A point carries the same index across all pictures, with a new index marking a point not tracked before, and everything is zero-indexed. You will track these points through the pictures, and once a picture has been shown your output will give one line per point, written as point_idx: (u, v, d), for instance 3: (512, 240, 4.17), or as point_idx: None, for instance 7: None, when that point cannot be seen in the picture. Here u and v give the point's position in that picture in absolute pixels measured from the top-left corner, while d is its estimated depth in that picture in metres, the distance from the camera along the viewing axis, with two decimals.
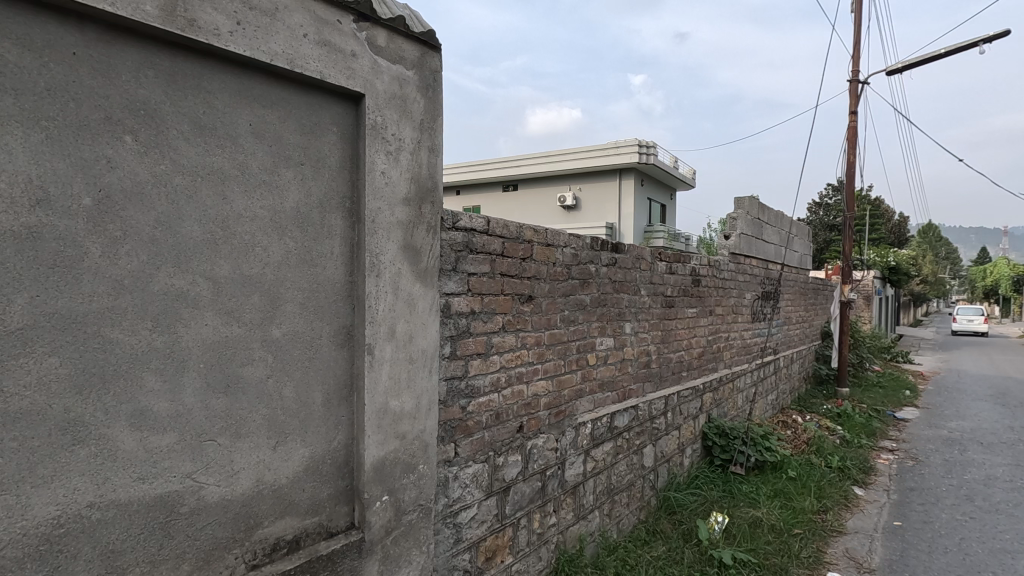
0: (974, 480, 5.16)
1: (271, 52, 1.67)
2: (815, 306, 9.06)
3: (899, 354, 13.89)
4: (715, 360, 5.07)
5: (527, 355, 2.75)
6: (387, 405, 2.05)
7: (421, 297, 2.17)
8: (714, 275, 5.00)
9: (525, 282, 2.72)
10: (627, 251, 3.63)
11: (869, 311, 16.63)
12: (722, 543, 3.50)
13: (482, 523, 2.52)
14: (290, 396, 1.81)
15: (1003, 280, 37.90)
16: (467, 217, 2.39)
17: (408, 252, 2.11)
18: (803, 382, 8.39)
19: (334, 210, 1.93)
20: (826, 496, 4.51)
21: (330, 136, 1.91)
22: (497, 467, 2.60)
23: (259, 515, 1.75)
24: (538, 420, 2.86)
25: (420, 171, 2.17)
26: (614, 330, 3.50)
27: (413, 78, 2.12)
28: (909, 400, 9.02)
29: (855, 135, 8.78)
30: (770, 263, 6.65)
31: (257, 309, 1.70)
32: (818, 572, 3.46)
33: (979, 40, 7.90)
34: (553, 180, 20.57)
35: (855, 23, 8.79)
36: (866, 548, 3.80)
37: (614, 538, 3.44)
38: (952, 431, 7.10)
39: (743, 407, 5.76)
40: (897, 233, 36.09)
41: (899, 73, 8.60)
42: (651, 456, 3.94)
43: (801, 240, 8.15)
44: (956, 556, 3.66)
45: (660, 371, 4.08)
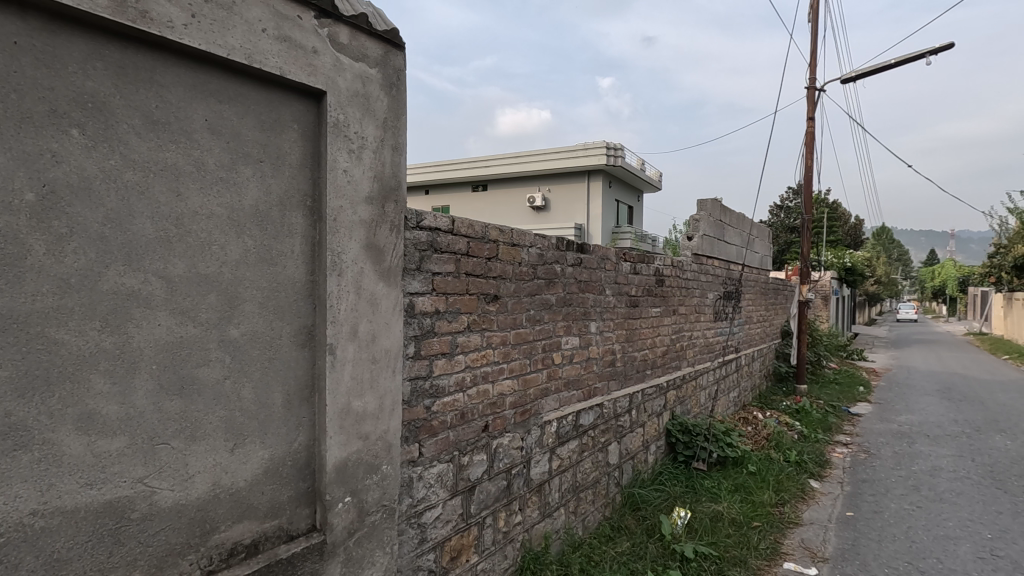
0: (921, 471, 5.41)
1: (228, 46, 1.63)
2: (775, 305, 9.34)
3: (854, 351, 14.42)
4: (678, 359, 5.17)
5: (492, 355, 2.76)
6: (349, 405, 2.03)
7: (384, 297, 2.15)
8: (678, 275, 5.11)
9: (490, 281, 2.73)
10: (592, 251, 3.68)
11: (827, 311, 17.21)
12: (685, 538, 3.58)
13: (447, 523, 2.52)
14: (249, 397, 1.78)
15: (953, 282, 39.79)
16: (431, 216, 2.39)
17: (370, 251, 2.09)
18: (764, 381, 8.63)
19: (295, 208, 1.90)
20: (784, 490, 4.66)
21: (290, 134, 1.88)
22: (462, 467, 2.60)
23: (216, 519, 1.71)
24: (503, 419, 2.87)
25: (384, 170, 2.15)
26: (579, 329, 3.54)
27: (376, 76, 2.10)
28: (862, 396, 9.39)
29: (811, 140, 9.10)
30: (731, 264, 6.83)
31: (213, 309, 1.66)
32: (774, 563, 3.58)
33: (926, 52, 8.30)
34: (522, 180, 20.63)
35: (812, 32, 9.11)
36: (821, 538, 3.94)
37: (579, 535, 3.48)
38: (902, 425, 7.42)
39: (706, 404, 5.89)
40: (853, 236, 37.43)
41: (853, 82, 8.95)
42: (616, 453, 4.00)
43: (761, 241, 8.39)
44: (903, 544, 3.83)
45: (625, 370, 4.15)
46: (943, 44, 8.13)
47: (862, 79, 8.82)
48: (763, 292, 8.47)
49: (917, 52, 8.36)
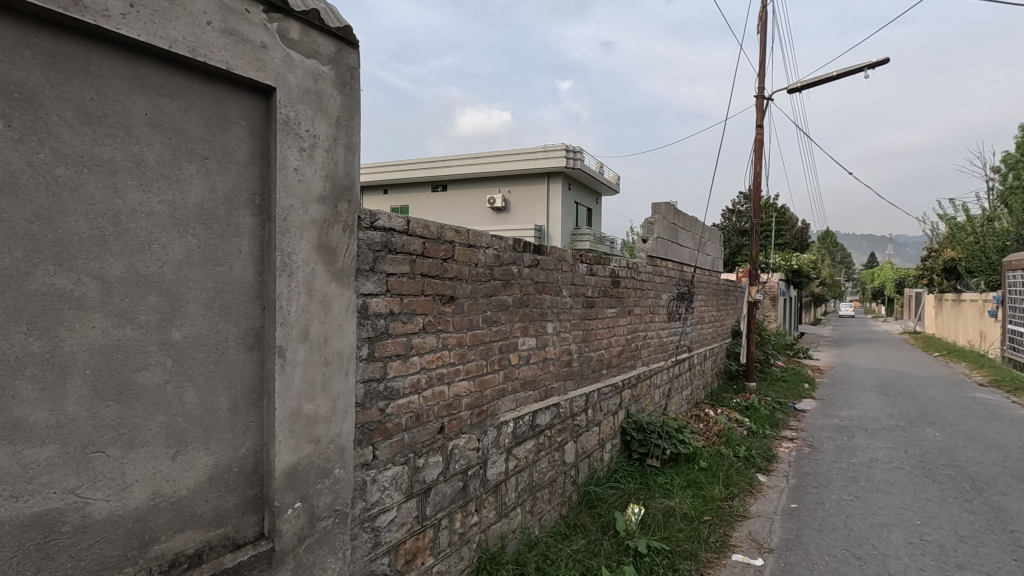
0: (860, 463, 5.70)
1: (170, 39, 1.58)
2: (726, 306, 9.65)
3: (800, 350, 15.04)
4: (633, 359, 5.28)
5: (447, 356, 2.76)
6: (299, 408, 1.99)
7: (337, 298, 2.12)
8: (633, 276, 5.22)
9: (446, 282, 2.72)
10: (549, 253, 3.72)
11: (775, 312, 17.91)
12: (638, 534, 3.66)
13: (401, 526, 2.49)
14: (192, 402, 1.72)
15: (891, 283, 42.08)
16: (386, 217, 2.36)
17: (322, 252, 2.05)
18: (715, 379, 8.90)
19: (242, 207, 1.85)
20: (733, 484, 4.83)
21: (237, 130, 1.83)
22: (417, 469, 2.58)
23: (156, 530, 1.65)
24: (459, 420, 2.86)
25: (337, 170, 2.12)
26: (536, 330, 3.57)
27: (329, 73, 2.07)
28: (807, 392, 9.83)
29: (760, 146, 9.45)
30: (684, 266, 7.03)
31: (154, 311, 1.60)
32: (723, 555, 3.71)
33: (863, 65, 8.77)
34: (482, 181, 20.60)
35: (760, 43, 9.48)
36: (767, 530, 4.10)
37: (536, 534, 3.51)
38: (843, 419, 7.79)
39: (660, 402, 6.03)
40: (800, 239, 39.09)
41: (798, 92, 9.36)
42: (572, 452, 4.05)
43: (713, 243, 8.66)
44: (842, 532, 4.03)
45: (581, 370, 4.21)
46: (878, 59, 8.64)
47: (806, 90, 9.24)
48: (715, 293, 8.74)
49: (856, 66, 8.83)
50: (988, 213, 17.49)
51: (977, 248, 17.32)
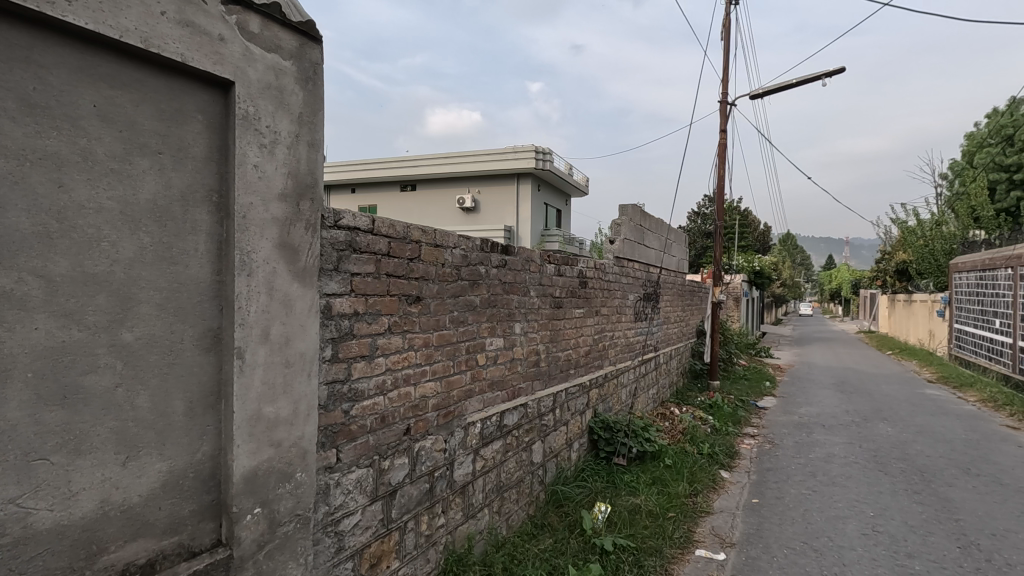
0: (818, 458, 5.90)
1: (121, 28, 1.52)
2: (691, 306, 9.86)
3: (762, 349, 15.47)
4: (601, 358, 5.34)
5: (414, 357, 2.73)
6: (259, 411, 1.94)
7: (299, 298, 2.07)
8: (600, 277, 5.28)
9: (412, 283, 2.70)
10: (517, 253, 3.72)
11: (738, 312, 18.37)
12: (604, 532, 3.70)
13: (366, 529, 2.46)
14: (145, 406, 1.65)
15: (847, 285, 43.69)
16: (350, 215, 2.32)
17: (284, 250, 2.01)
18: (681, 378, 9.08)
19: (199, 204, 1.79)
20: (698, 481, 4.93)
21: (193, 125, 1.77)
22: (382, 471, 2.55)
23: (105, 539, 1.58)
24: (425, 421, 2.84)
25: (299, 167, 2.07)
26: (503, 330, 3.57)
27: (291, 69, 2.02)
28: (768, 390, 10.11)
29: (724, 150, 9.69)
30: (651, 267, 7.14)
31: (103, 312, 1.53)
32: (687, 550, 3.78)
33: (821, 74, 9.09)
34: (452, 181, 20.51)
35: (724, 50, 9.72)
36: (729, 525, 4.20)
37: (503, 534, 3.51)
38: (802, 416, 8.04)
39: (627, 401, 6.11)
40: (762, 241, 40.20)
41: (760, 98, 9.64)
42: (540, 452, 4.06)
43: (678, 245, 8.83)
44: (800, 525, 4.16)
45: (548, 370, 4.23)
46: (835, 68, 8.98)
47: (767, 96, 9.52)
48: (680, 293, 8.91)
49: (814, 74, 9.15)
50: (936, 218, 18.34)
51: (927, 250, 18.14)
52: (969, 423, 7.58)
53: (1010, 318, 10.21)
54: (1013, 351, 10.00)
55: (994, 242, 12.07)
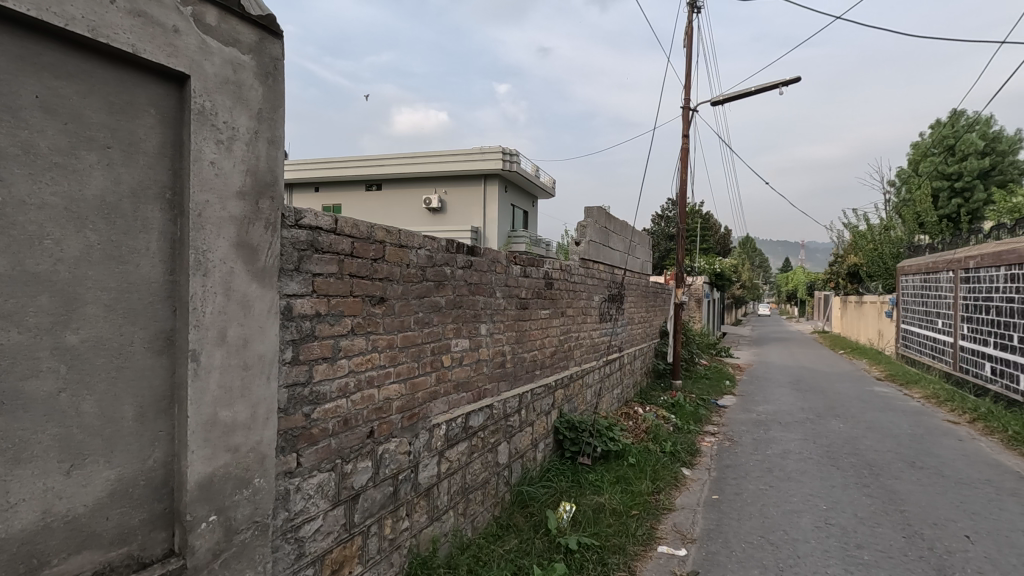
0: (774, 454, 6.10)
1: (67, 16, 1.45)
2: (654, 307, 10.04)
3: (722, 349, 15.88)
4: (566, 359, 5.38)
5: (377, 359, 2.70)
6: (215, 416, 1.87)
7: (258, 299, 2.01)
8: (566, 278, 5.32)
9: (376, 283, 2.67)
10: (483, 254, 3.72)
11: (700, 313, 18.81)
12: (569, 531, 3.73)
13: (327, 535, 2.41)
14: (91, 411, 1.58)
15: (802, 286, 45.32)
16: (312, 215, 2.28)
17: (242, 250, 1.95)
18: (645, 378, 9.24)
19: (151, 201, 1.72)
20: (660, 478, 5.02)
21: (146, 118, 1.71)
22: (345, 475, 2.50)
23: (47, 552, 1.50)
24: (389, 424, 2.81)
25: (259, 165, 2.02)
26: (469, 332, 3.56)
27: (250, 63, 1.96)
28: (728, 389, 10.39)
29: (686, 154, 9.91)
30: (615, 268, 7.24)
31: (45, 313, 1.46)
32: (649, 547, 3.85)
33: (779, 83, 9.41)
34: (418, 181, 20.34)
35: (687, 57, 9.95)
36: (690, 521, 4.30)
37: (468, 536, 3.50)
38: (760, 414, 8.29)
39: (592, 401, 6.18)
40: (723, 244, 41.31)
41: (721, 105, 9.90)
42: (505, 453, 4.06)
43: (642, 247, 8.98)
44: (758, 520, 4.29)
45: (514, 370, 4.24)
46: (791, 77, 9.31)
47: (728, 103, 9.79)
48: (644, 294, 9.07)
49: (772, 82, 9.46)
50: (884, 223, 19.22)
51: (876, 254, 18.97)
52: (914, 418, 7.96)
53: (951, 318, 10.79)
54: (953, 350, 10.57)
55: (937, 246, 12.73)
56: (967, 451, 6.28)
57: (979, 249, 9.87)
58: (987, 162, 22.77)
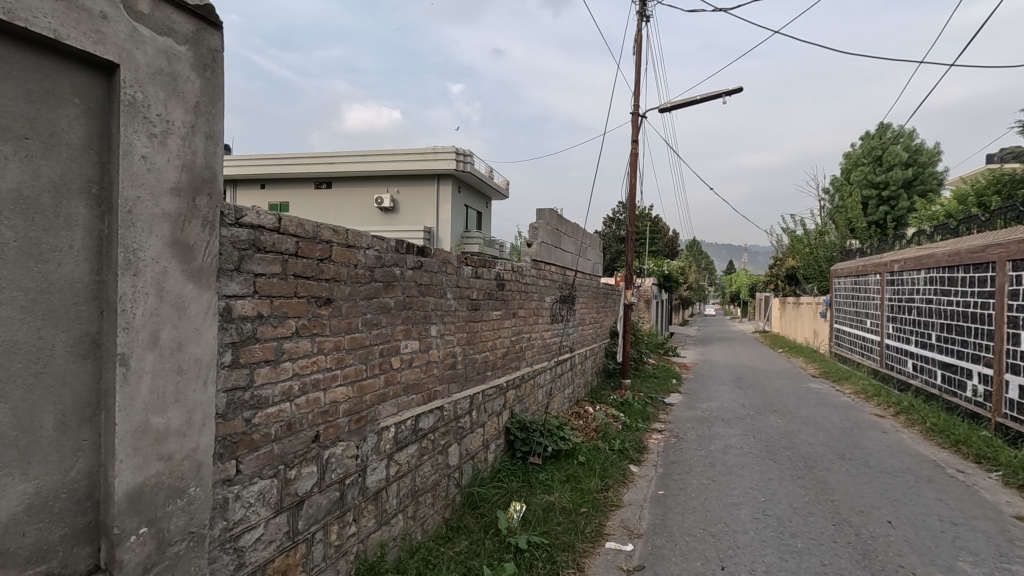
0: (717, 450, 6.34)
1: None
2: (605, 308, 10.24)
3: (670, 349, 16.36)
4: (517, 360, 5.41)
5: (323, 361, 2.64)
6: (146, 423, 1.78)
7: (194, 300, 1.93)
8: (517, 279, 5.35)
9: (322, 284, 2.60)
10: (433, 255, 3.70)
11: (648, 314, 19.30)
12: (519, 530, 3.76)
13: (269, 543, 2.33)
14: (5, 420, 1.48)
15: (744, 288, 47.35)
16: (253, 213, 2.20)
17: (176, 249, 1.86)
18: (595, 377, 9.40)
19: (75, 196, 1.63)
20: (609, 476, 5.13)
21: (69, 109, 1.61)
22: (288, 481, 2.43)
23: None
24: (336, 427, 2.75)
25: (195, 160, 1.93)
26: (419, 333, 3.53)
27: (186, 54, 1.88)
28: (674, 387, 10.70)
29: (635, 159, 10.16)
30: (567, 270, 7.35)
31: None
32: (598, 544, 3.93)
33: (722, 92, 9.79)
34: (369, 180, 19.97)
35: (636, 64, 10.20)
36: (637, 516, 4.41)
37: (417, 539, 3.46)
38: (704, 411, 8.59)
39: (543, 401, 6.24)
40: (671, 247, 42.57)
41: (668, 111, 10.20)
42: (456, 454, 4.05)
43: (593, 249, 9.14)
44: (701, 513, 4.45)
45: (465, 372, 4.23)
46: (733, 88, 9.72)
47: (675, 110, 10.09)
48: (594, 295, 9.23)
49: (716, 92, 9.84)
50: (819, 228, 20.31)
51: (812, 258, 20.02)
52: (844, 413, 8.45)
53: (878, 318, 11.52)
54: (880, 348, 11.28)
55: (866, 251, 13.57)
56: (891, 442, 6.71)
57: (902, 253, 10.58)
58: (910, 172, 24.44)
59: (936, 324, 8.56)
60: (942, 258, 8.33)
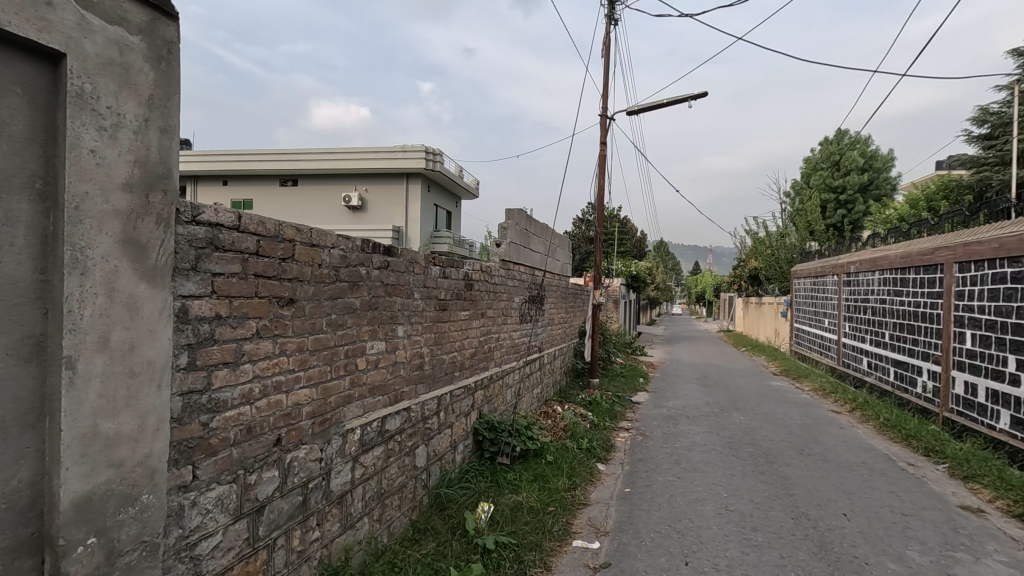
0: (682, 447, 6.46)
1: None
2: (573, 309, 10.32)
3: (637, 349, 16.61)
4: (486, 360, 5.41)
5: (286, 363, 2.58)
6: (95, 428, 1.70)
7: (148, 300, 1.86)
8: (486, 279, 5.35)
9: (284, 284, 2.55)
10: (400, 255, 3.66)
11: (617, 313, 19.53)
12: (487, 531, 3.75)
13: (228, 551, 2.27)
14: None
15: (710, 289, 48.37)
16: (211, 210, 2.14)
17: (128, 247, 1.79)
18: (564, 377, 9.45)
19: (16, 191, 1.56)
20: (576, 475, 5.17)
21: (11, 100, 1.54)
22: (248, 487, 2.37)
23: None
24: (299, 430, 2.69)
25: (149, 155, 1.86)
26: (385, 334, 3.49)
27: (139, 45, 1.81)
28: (641, 386, 10.86)
29: (604, 160, 10.28)
30: (536, 270, 7.38)
31: None
32: (565, 542, 3.95)
33: (688, 96, 9.99)
34: (336, 178, 19.65)
35: (605, 67, 10.33)
36: (604, 514, 4.46)
37: (382, 542, 3.42)
38: (670, 409, 8.75)
39: (511, 401, 6.25)
40: (638, 248, 43.23)
41: (636, 114, 10.35)
42: (423, 456, 4.01)
43: (562, 249, 9.20)
44: (666, 510, 4.53)
45: (432, 373, 4.20)
46: (699, 92, 9.92)
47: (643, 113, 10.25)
48: (563, 295, 9.30)
49: (682, 96, 10.03)
50: (780, 230, 20.92)
51: (773, 259, 20.61)
52: (804, 410, 8.73)
53: (836, 318, 11.92)
54: (837, 347, 11.69)
55: (824, 252, 14.04)
56: (847, 438, 6.96)
57: (858, 255, 10.98)
58: (866, 177, 25.40)
59: (890, 324, 8.92)
60: (895, 260, 8.69)
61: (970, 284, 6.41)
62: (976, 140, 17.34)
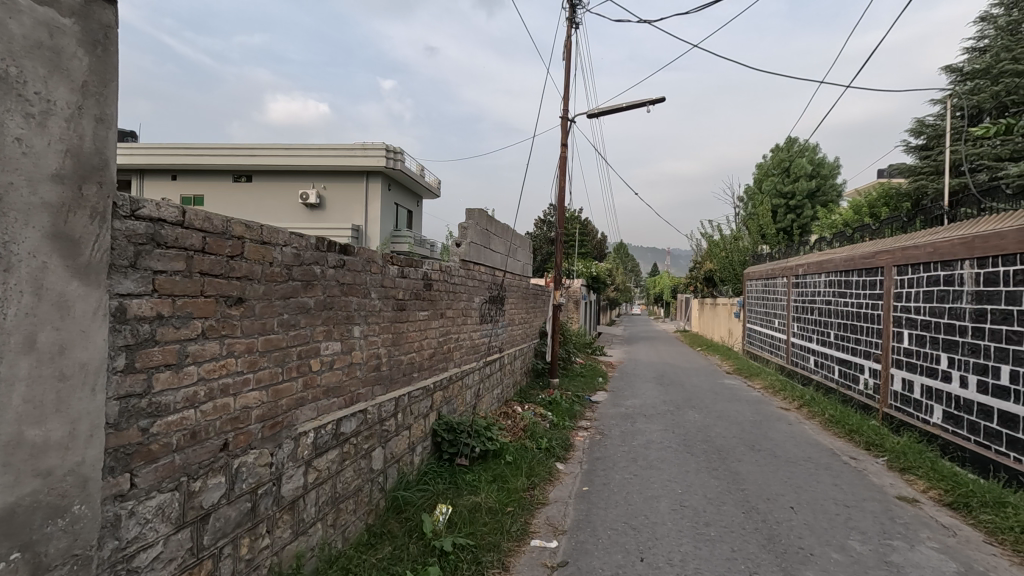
0: (639, 445, 6.57)
1: None
2: (534, 309, 10.35)
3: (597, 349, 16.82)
4: (445, 360, 5.36)
5: (234, 364, 2.49)
6: (20, 436, 1.59)
7: (81, 299, 1.75)
8: (445, 279, 5.30)
9: (233, 282, 2.46)
10: (356, 253, 3.58)
11: (577, 314, 19.74)
12: (444, 533, 3.72)
13: (169, 562, 2.16)
14: None
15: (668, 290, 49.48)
16: (153, 205, 2.04)
17: (58, 243, 1.68)
18: (524, 377, 9.47)
19: None
20: (535, 474, 5.19)
21: None
22: (192, 494, 2.27)
23: None
24: (248, 434, 2.59)
25: (82, 145, 1.75)
26: (341, 334, 3.41)
27: (71, 28, 1.70)
28: (601, 386, 11.00)
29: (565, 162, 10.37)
30: (496, 270, 7.37)
31: None
32: (523, 542, 3.96)
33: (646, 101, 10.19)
34: (293, 175, 19.14)
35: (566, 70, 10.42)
36: (562, 513, 4.49)
37: (337, 548, 3.34)
38: (628, 408, 8.89)
39: (471, 402, 6.21)
40: (599, 250, 43.82)
41: (596, 117, 10.48)
42: (380, 458, 3.94)
43: (523, 250, 9.23)
44: (623, 507, 4.60)
45: (390, 374, 4.13)
46: (657, 97, 10.13)
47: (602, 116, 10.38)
48: (524, 296, 9.32)
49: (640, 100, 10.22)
50: (734, 233, 21.60)
51: (727, 262, 21.24)
52: (755, 407, 9.03)
53: (785, 319, 12.38)
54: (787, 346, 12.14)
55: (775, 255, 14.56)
56: (795, 433, 7.23)
57: (806, 258, 11.44)
58: (814, 184, 26.50)
59: (835, 324, 9.32)
60: (840, 263, 9.10)
61: (907, 286, 6.78)
62: (913, 150, 18.35)
